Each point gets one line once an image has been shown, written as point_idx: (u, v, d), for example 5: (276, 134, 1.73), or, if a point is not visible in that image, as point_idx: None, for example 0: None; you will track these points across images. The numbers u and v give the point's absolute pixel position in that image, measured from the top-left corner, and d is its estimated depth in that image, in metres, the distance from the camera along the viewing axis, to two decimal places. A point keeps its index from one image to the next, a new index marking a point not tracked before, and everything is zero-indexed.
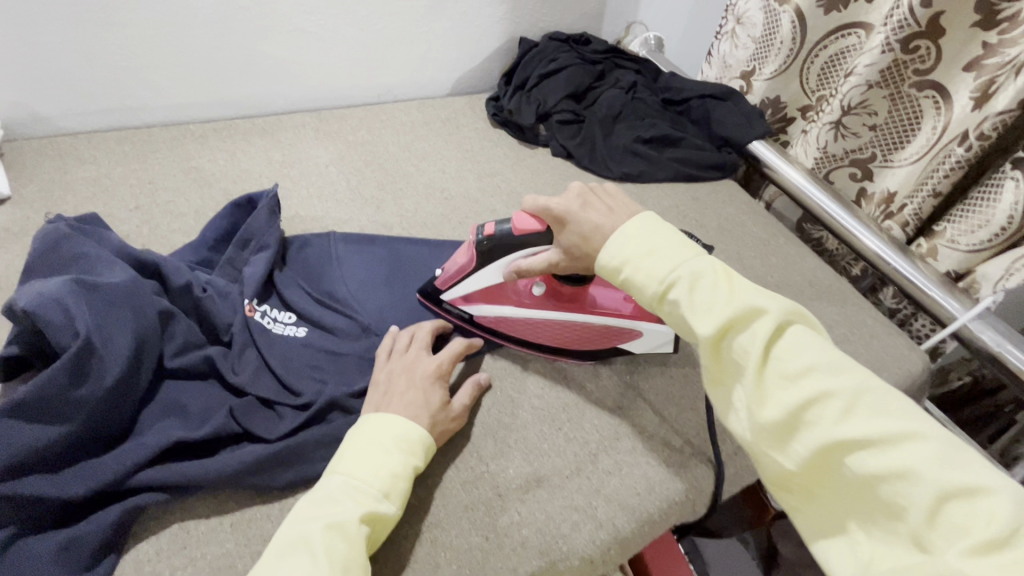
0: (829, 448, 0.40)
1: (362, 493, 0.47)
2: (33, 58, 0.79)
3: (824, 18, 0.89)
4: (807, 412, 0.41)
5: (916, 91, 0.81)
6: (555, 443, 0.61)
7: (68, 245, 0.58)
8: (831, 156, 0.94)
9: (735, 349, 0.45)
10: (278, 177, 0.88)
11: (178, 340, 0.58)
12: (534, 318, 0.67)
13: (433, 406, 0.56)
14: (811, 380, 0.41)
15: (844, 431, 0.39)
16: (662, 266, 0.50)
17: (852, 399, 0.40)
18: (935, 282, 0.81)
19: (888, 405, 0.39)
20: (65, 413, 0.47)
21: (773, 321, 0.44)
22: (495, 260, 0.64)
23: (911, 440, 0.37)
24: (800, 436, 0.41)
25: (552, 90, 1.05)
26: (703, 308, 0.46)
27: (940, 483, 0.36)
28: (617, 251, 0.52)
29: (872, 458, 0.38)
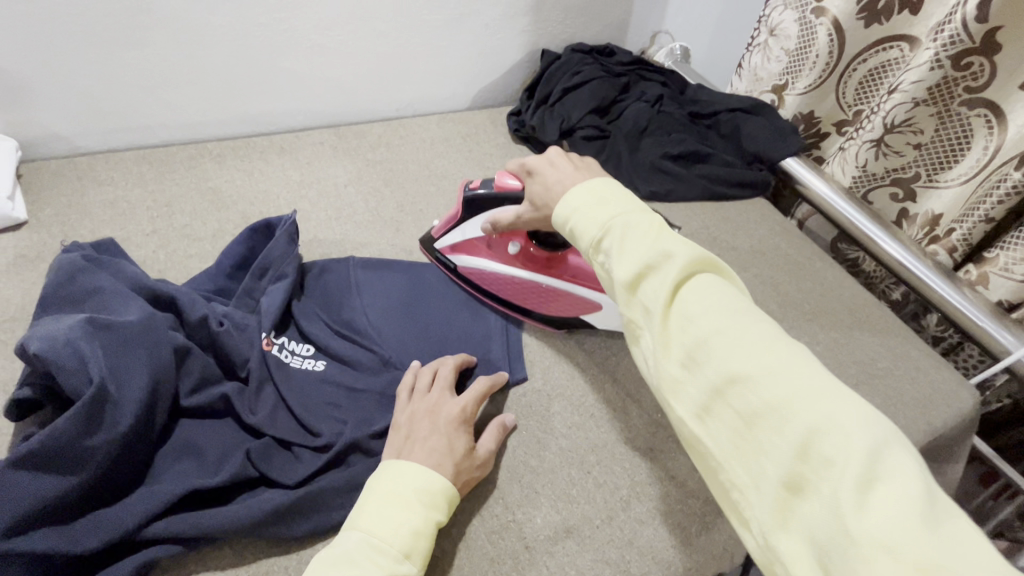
0: (721, 388, 0.37)
1: (381, 553, 0.44)
2: (52, 79, 0.78)
3: (864, 32, 0.84)
4: (703, 352, 0.38)
5: (967, 109, 0.76)
6: (584, 489, 0.58)
7: (84, 278, 0.57)
8: (871, 174, 0.89)
9: (642, 288, 0.43)
10: (297, 199, 0.86)
11: (194, 376, 0.56)
12: (501, 271, 0.72)
13: (457, 453, 0.53)
14: (709, 318, 0.39)
15: (732, 369, 0.36)
16: (602, 214, 0.49)
17: (746, 339, 0.37)
18: (987, 313, 0.76)
19: (780, 348, 0.36)
20: (76, 462, 0.45)
21: (681, 263, 0.41)
22: (478, 211, 0.71)
23: (800, 380, 0.34)
24: (695, 375, 0.38)
25: (576, 104, 1.01)
26: (623, 252, 0.45)
27: (823, 421, 0.32)
28: (565, 205, 0.52)
29: (756, 396, 0.35)
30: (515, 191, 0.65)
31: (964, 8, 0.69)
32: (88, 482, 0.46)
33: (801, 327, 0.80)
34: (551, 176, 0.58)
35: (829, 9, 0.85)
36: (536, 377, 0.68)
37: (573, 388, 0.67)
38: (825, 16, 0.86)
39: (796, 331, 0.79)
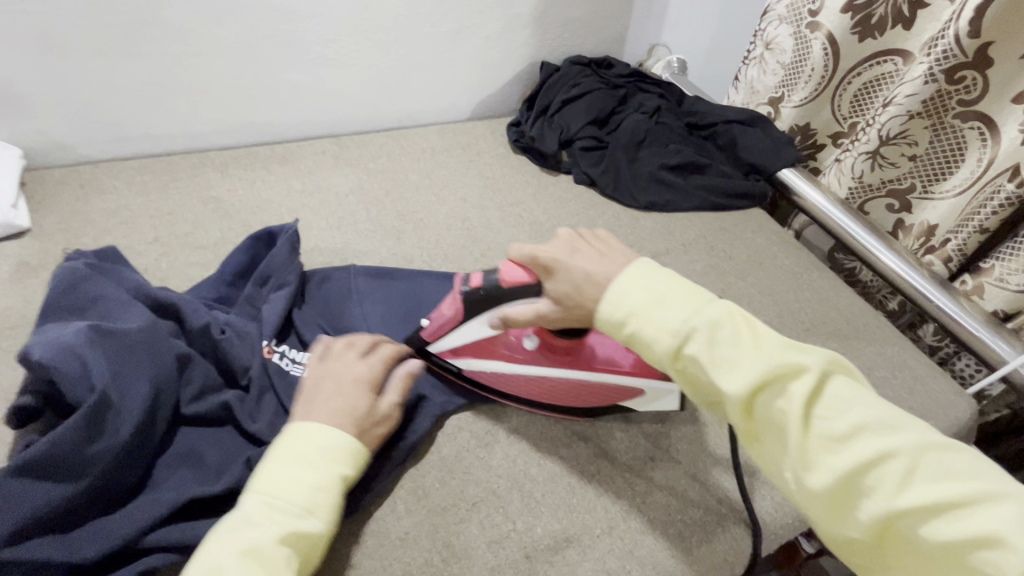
0: (896, 515, 0.39)
1: (283, 512, 0.45)
2: (57, 87, 0.79)
3: (859, 47, 0.86)
4: (866, 477, 0.40)
5: (960, 122, 0.77)
6: (585, 498, 0.58)
7: (88, 285, 0.57)
8: (866, 186, 0.90)
9: (772, 410, 0.43)
10: (298, 208, 0.87)
11: (196, 384, 0.56)
12: (526, 372, 0.63)
13: (359, 414, 0.53)
14: (862, 441, 0.40)
15: (908, 498, 0.38)
16: (672, 317, 0.47)
17: (910, 459, 0.39)
18: (982, 323, 0.77)
19: (943, 463, 0.39)
20: (77, 470, 0.45)
21: (814, 378, 0.43)
22: (483, 311, 0.61)
23: (980, 500, 0.37)
24: (864, 502, 0.40)
25: (575, 115, 1.03)
26: (730, 367, 0.45)
27: (1023, 546, 0.35)
28: (620, 305, 0.50)
29: (944, 523, 0.37)
30: (526, 282, 0.58)
31: (958, 23, 0.71)
32: (89, 489, 0.46)
33: (799, 338, 0.80)
34: (580, 273, 0.54)
35: (822, 23, 0.87)
36: None
37: None
38: (819, 30, 0.87)
39: None
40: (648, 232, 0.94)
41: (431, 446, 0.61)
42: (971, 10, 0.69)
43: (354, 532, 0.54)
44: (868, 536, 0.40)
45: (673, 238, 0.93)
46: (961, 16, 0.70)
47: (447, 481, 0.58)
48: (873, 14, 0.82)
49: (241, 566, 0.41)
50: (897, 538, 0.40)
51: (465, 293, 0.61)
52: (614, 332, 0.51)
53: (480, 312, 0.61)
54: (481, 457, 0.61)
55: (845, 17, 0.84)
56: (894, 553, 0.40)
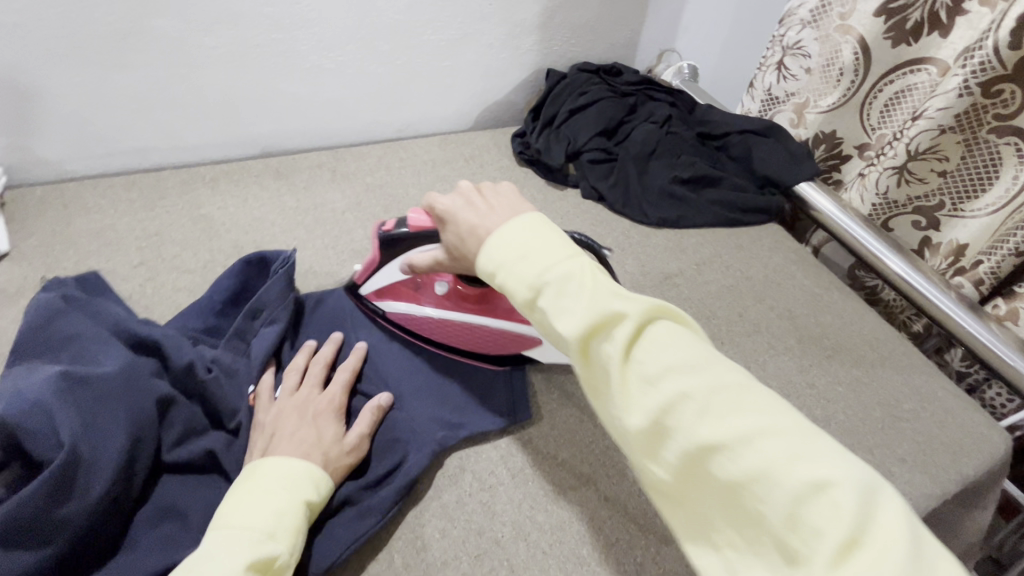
0: (694, 455, 0.35)
1: (243, 541, 0.42)
2: (36, 102, 0.74)
3: (892, 52, 0.81)
4: (669, 417, 0.36)
5: (996, 137, 0.72)
6: (597, 549, 0.54)
7: (62, 322, 0.53)
8: (891, 202, 0.86)
9: (598, 353, 0.39)
10: (292, 226, 0.83)
11: (178, 428, 0.52)
12: (433, 315, 0.66)
13: (325, 441, 0.53)
14: (671, 381, 0.36)
15: (704, 436, 0.34)
16: (530, 266, 0.44)
17: (710, 397, 0.35)
18: (1017, 352, 0.72)
19: (742, 401, 0.35)
20: (44, 536, 0.42)
21: (635, 318, 0.38)
22: (397, 253, 0.64)
23: (764, 436, 0.33)
24: (667, 442, 0.36)
25: (582, 126, 0.98)
26: (564, 308, 0.41)
27: (795, 483, 0.32)
28: (493, 255, 0.46)
29: (729, 462, 0.34)
30: (429, 229, 0.61)
31: (997, 33, 0.66)
32: (59, 555, 0.42)
33: (822, 366, 0.75)
34: (465, 224, 0.52)
35: (853, 26, 0.83)
36: (543, 420, 0.64)
37: (583, 434, 0.63)
38: (850, 34, 0.84)
39: (817, 370, 0.75)
40: (659, 249, 0.90)
41: (430, 488, 0.57)
42: (1012, 20, 0.64)
43: None
44: (675, 477, 0.36)
45: (686, 257, 0.89)
46: (1001, 26, 0.65)
47: (448, 530, 0.54)
48: (908, 19, 0.78)
49: None
50: (697, 481, 0.36)
51: (381, 237, 0.64)
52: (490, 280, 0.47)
53: (394, 254, 0.65)
54: (485, 502, 0.56)
55: (879, 20, 0.80)
56: (693, 497, 0.36)
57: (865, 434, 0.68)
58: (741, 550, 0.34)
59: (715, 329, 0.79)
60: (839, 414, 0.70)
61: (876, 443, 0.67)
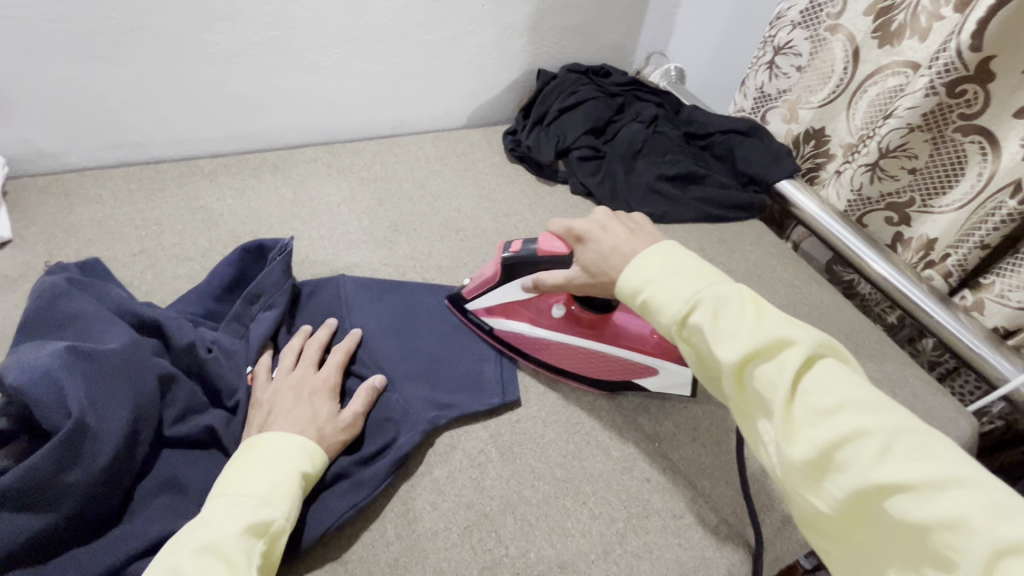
0: (866, 491, 0.35)
1: (240, 507, 0.44)
2: (40, 93, 0.76)
3: (878, 52, 0.85)
4: (839, 451, 0.36)
5: (961, 136, 0.76)
6: (580, 521, 0.57)
7: (68, 302, 0.55)
8: (865, 199, 0.90)
9: (759, 378, 0.41)
10: (289, 218, 0.85)
11: (179, 405, 0.55)
12: (546, 336, 0.67)
13: (320, 419, 0.55)
14: (844, 415, 0.37)
15: (882, 473, 0.34)
16: (685, 288, 0.47)
17: (889, 436, 0.36)
18: (984, 340, 0.76)
19: (928, 447, 0.35)
20: (52, 500, 0.43)
21: (802, 350, 0.40)
22: (521, 275, 0.65)
23: (957, 485, 0.33)
24: (834, 476, 0.36)
25: (572, 124, 1.01)
26: (725, 333, 0.43)
27: (995, 535, 0.30)
28: (634, 274, 0.50)
29: (911, 503, 0.33)
30: (561, 254, 0.61)
31: (959, 37, 0.70)
32: (66, 518, 0.44)
33: None
34: (608, 243, 0.56)
35: (843, 25, 0.87)
36: (531, 402, 0.66)
37: (569, 415, 0.66)
38: (840, 32, 0.88)
39: None
40: None
41: (421, 464, 0.59)
42: (973, 23, 0.68)
43: (340, 557, 0.52)
44: (840, 513, 0.37)
45: None
46: (964, 29, 0.69)
47: (438, 503, 0.56)
48: (893, 20, 0.82)
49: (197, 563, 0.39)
50: (871, 521, 0.35)
51: (504, 258, 0.64)
52: (632, 298, 0.51)
53: (519, 276, 0.65)
54: (474, 478, 0.59)
55: (868, 19, 0.85)
56: (865, 537, 0.36)
57: None
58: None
59: None
60: None
61: None
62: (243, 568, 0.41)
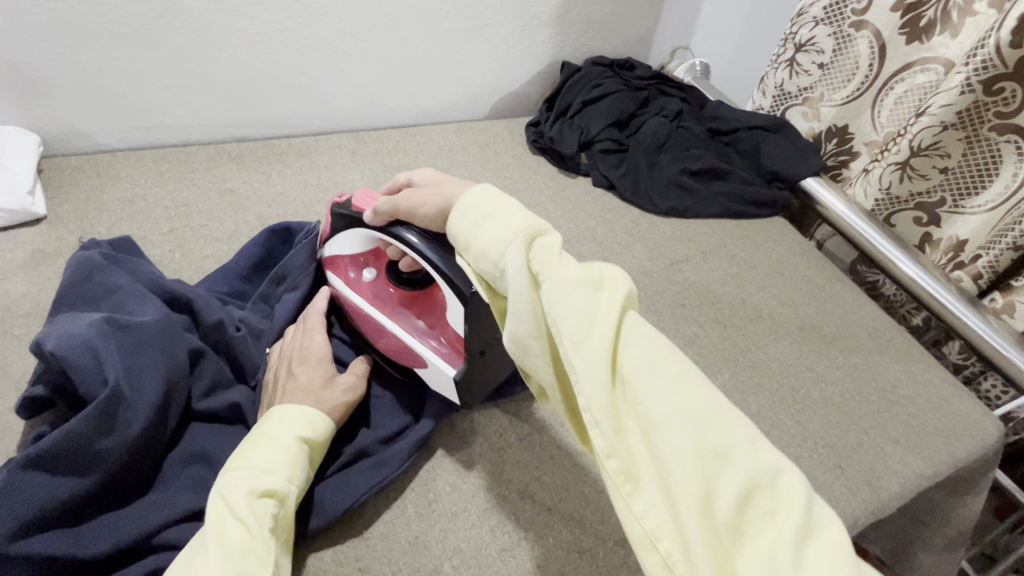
0: (659, 424, 0.35)
1: (242, 476, 0.45)
2: (75, 76, 0.78)
3: (904, 49, 0.83)
4: (641, 384, 0.36)
5: (996, 135, 0.74)
6: (600, 507, 0.56)
7: (101, 277, 0.56)
8: (893, 197, 0.88)
9: (580, 309, 0.39)
10: (314, 203, 0.86)
11: (207, 379, 0.55)
12: (349, 295, 0.62)
13: (316, 387, 0.54)
14: (652, 352, 0.37)
15: (677, 407, 0.35)
16: (529, 219, 0.43)
17: (681, 370, 0.37)
18: (1013, 343, 0.74)
19: (711, 388, 0.37)
20: (87, 465, 0.45)
21: (623, 292, 0.40)
22: (347, 227, 0.58)
23: (730, 419, 0.35)
24: (635, 411, 0.36)
25: (595, 117, 1.01)
26: (557, 260, 0.41)
27: (753, 464, 0.33)
28: (481, 202, 0.45)
29: (695, 437, 0.34)
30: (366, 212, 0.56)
31: (999, 33, 0.68)
32: (98, 485, 0.45)
33: (821, 350, 0.78)
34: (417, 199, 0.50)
35: (869, 22, 0.85)
36: None
37: None
38: (865, 29, 0.86)
39: (816, 354, 0.77)
40: (666, 237, 0.92)
41: (440, 447, 0.59)
42: (1014, 19, 0.67)
43: (362, 533, 0.52)
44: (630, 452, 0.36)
45: (692, 245, 0.91)
46: (1003, 26, 0.68)
47: (457, 485, 0.57)
48: (922, 16, 0.80)
49: (213, 532, 0.42)
50: (649, 460, 0.35)
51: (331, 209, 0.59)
52: (463, 215, 0.45)
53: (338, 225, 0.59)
54: (494, 462, 0.59)
55: (895, 15, 0.83)
56: (637, 480, 0.36)
57: (860, 414, 0.71)
58: (681, 545, 0.33)
59: (718, 313, 0.82)
60: (835, 396, 0.72)
61: (870, 424, 0.70)
62: (257, 530, 0.43)
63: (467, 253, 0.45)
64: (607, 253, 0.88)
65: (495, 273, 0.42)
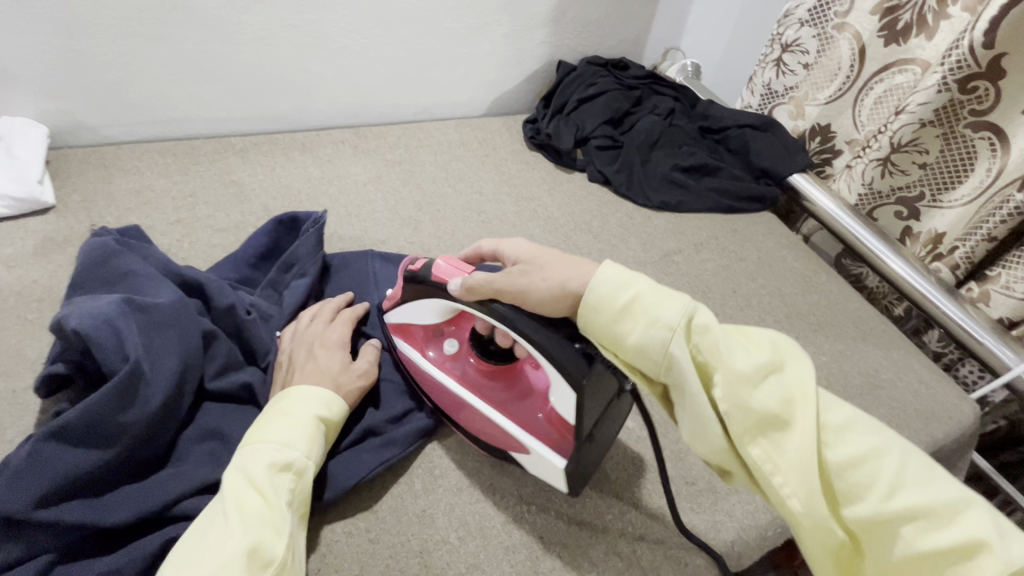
0: (891, 518, 0.38)
1: (261, 451, 0.47)
2: (83, 68, 0.79)
3: (883, 50, 0.87)
4: (858, 477, 0.39)
5: (971, 131, 0.78)
6: (599, 483, 0.59)
7: (115, 260, 0.58)
8: (876, 192, 0.92)
9: (779, 404, 0.41)
10: (318, 195, 0.88)
11: (219, 361, 0.57)
12: (431, 370, 0.58)
13: (334, 370, 0.56)
14: (856, 441, 0.40)
15: (900, 501, 0.38)
16: (681, 308, 0.43)
17: (890, 458, 0.39)
18: (988, 330, 0.78)
19: (918, 470, 0.39)
20: (109, 437, 0.46)
21: (808, 377, 0.41)
22: (425, 296, 0.55)
23: (957, 506, 0.37)
24: (857, 504, 0.39)
25: (590, 114, 1.04)
26: (732, 350, 0.42)
27: (998, 553, 0.35)
28: (615, 293, 0.45)
29: (925, 529, 0.37)
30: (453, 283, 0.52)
31: (972, 34, 0.72)
32: (118, 457, 0.47)
33: (808, 338, 0.81)
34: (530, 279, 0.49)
35: (850, 24, 0.89)
36: None
37: None
38: (847, 31, 0.90)
39: (803, 341, 0.81)
40: (660, 230, 0.95)
41: (444, 427, 0.62)
42: (986, 21, 0.71)
43: (371, 507, 0.54)
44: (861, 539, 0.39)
45: (685, 238, 0.95)
46: (976, 27, 0.72)
47: (462, 463, 0.59)
48: (900, 19, 0.84)
49: (233, 502, 0.44)
50: (877, 545, 0.39)
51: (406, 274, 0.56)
52: (602, 310, 0.45)
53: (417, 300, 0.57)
54: None
55: (874, 18, 0.87)
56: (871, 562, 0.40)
57: (844, 397, 0.74)
58: None
59: (710, 302, 0.85)
60: (821, 380, 0.76)
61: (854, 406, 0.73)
62: (275, 501, 0.45)
63: (620, 346, 0.44)
64: (603, 245, 0.91)
65: (661, 367, 0.43)
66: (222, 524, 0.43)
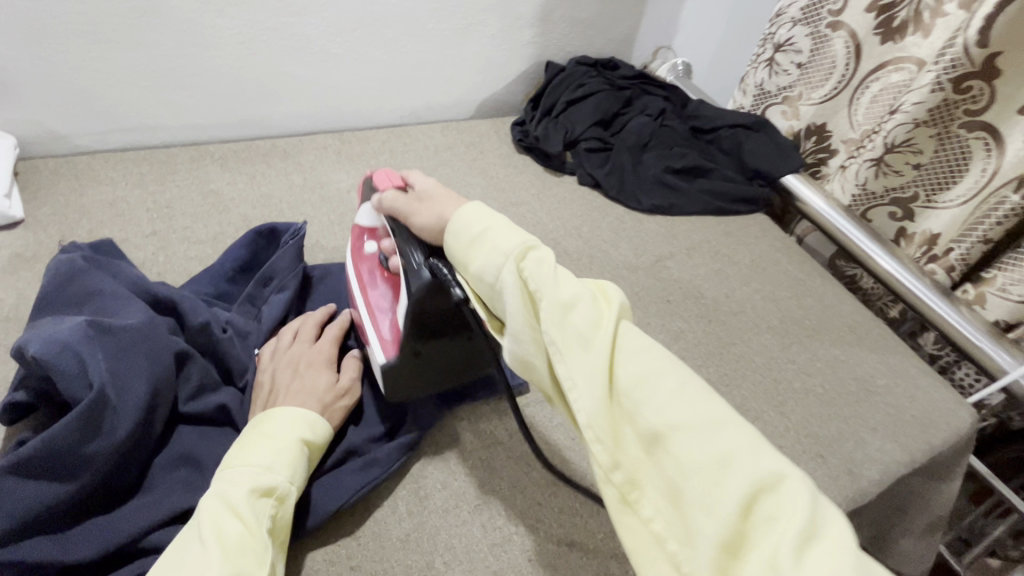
0: (658, 432, 0.36)
1: (241, 474, 0.45)
2: (52, 75, 0.76)
3: (879, 49, 0.86)
4: (639, 392, 0.37)
5: (965, 131, 0.77)
6: (589, 501, 0.57)
7: (83, 279, 0.55)
8: (870, 193, 0.90)
9: (575, 316, 0.40)
10: (300, 204, 0.86)
11: (193, 382, 0.55)
12: (349, 259, 0.66)
13: (320, 389, 0.55)
14: (648, 360, 0.39)
15: (670, 415, 0.36)
16: (519, 237, 0.44)
17: (677, 378, 0.38)
18: (984, 333, 0.76)
19: (706, 397, 0.37)
20: (72, 469, 0.44)
21: (615, 308, 0.41)
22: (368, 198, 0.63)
23: (724, 426, 0.35)
24: (636, 418, 0.37)
25: (580, 116, 1.02)
26: (554, 276, 0.42)
27: (752, 469, 0.32)
28: (470, 223, 0.46)
29: (693, 443, 0.34)
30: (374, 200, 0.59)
31: (966, 33, 0.71)
32: (83, 489, 0.45)
33: (803, 343, 0.80)
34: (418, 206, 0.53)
35: (844, 22, 0.87)
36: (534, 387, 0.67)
37: None
38: (841, 29, 0.88)
39: (798, 347, 0.79)
40: (651, 235, 0.94)
41: (429, 446, 0.60)
42: (980, 20, 0.69)
43: (353, 533, 0.52)
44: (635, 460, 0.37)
45: (677, 241, 0.93)
46: (971, 25, 0.70)
47: (448, 483, 0.57)
48: (895, 17, 0.82)
49: (210, 525, 0.41)
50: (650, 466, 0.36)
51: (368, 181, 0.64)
52: (458, 236, 0.46)
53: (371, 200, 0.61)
54: (483, 459, 0.59)
55: (870, 16, 0.85)
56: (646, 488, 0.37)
57: (840, 404, 0.72)
58: (689, 550, 0.33)
59: (702, 308, 0.83)
60: (816, 388, 0.74)
61: (849, 414, 0.72)
62: (255, 527, 0.42)
63: (465, 273, 0.46)
64: (593, 251, 0.89)
65: (492, 295, 0.44)
66: (199, 550, 0.40)
